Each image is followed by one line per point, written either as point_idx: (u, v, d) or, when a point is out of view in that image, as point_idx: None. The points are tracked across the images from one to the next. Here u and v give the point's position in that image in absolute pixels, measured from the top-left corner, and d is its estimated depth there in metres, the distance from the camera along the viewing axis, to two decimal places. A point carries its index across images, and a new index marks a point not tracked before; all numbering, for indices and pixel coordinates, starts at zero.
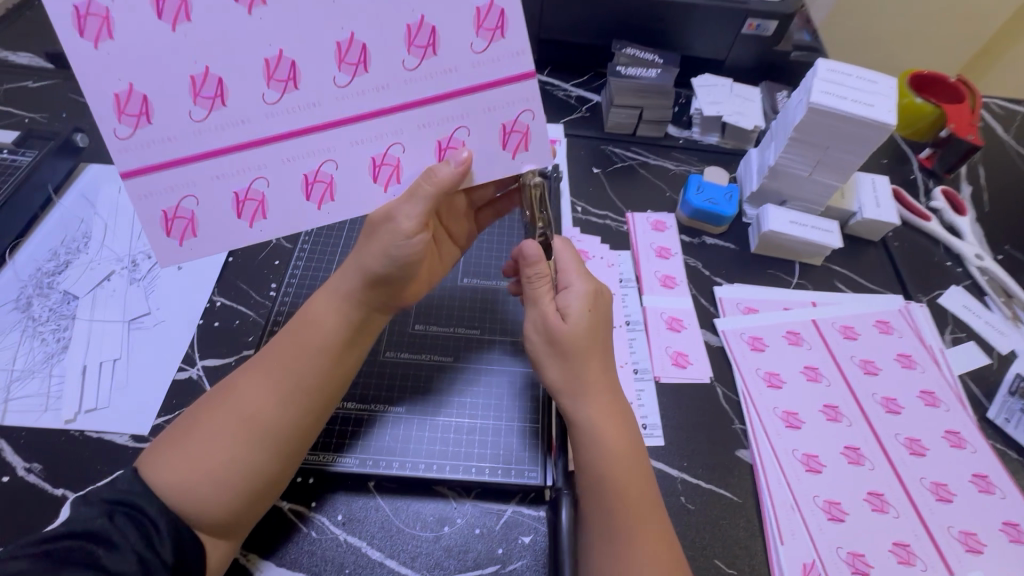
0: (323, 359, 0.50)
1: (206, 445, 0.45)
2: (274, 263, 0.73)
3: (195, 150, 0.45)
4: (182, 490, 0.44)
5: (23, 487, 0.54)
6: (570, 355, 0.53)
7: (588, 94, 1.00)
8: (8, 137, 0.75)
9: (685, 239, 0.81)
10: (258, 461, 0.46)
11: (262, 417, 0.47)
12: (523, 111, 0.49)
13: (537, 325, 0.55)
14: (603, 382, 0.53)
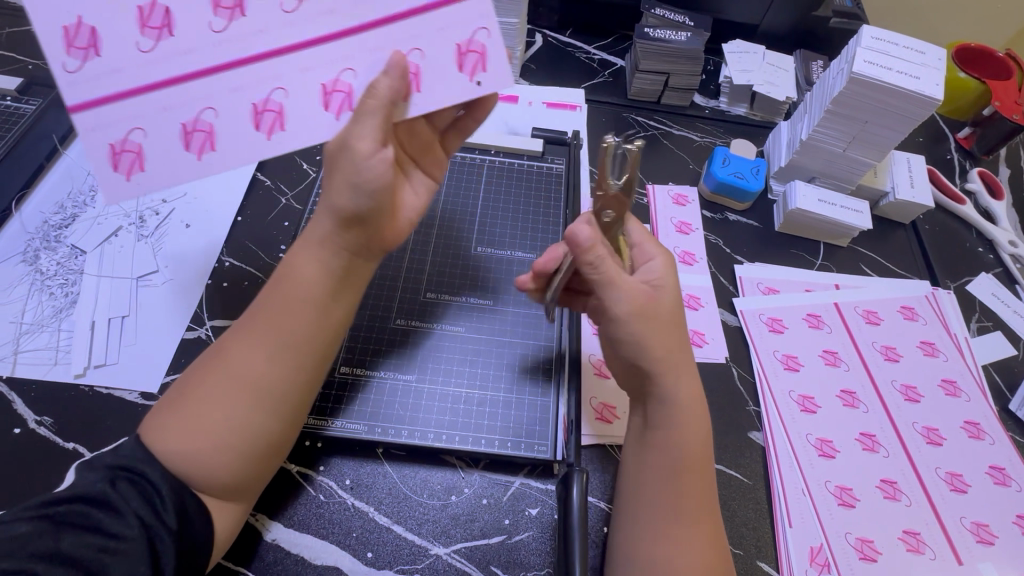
0: (312, 312, 0.47)
1: (201, 408, 0.44)
2: (284, 224, 0.71)
3: (142, 81, 0.44)
4: (183, 454, 0.43)
5: (34, 440, 0.55)
6: (655, 327, 0.49)
7: (611, 58, 0.95)
8: (12, 83, 0.73)
9: (707, 214, 0.78)
10: (255, 424, 0.45)
11: (254, 378, 0.45)
12: (473, 28, 0.47)
13: (622, 295, 0.49)
14: (684, 362, 0.50)
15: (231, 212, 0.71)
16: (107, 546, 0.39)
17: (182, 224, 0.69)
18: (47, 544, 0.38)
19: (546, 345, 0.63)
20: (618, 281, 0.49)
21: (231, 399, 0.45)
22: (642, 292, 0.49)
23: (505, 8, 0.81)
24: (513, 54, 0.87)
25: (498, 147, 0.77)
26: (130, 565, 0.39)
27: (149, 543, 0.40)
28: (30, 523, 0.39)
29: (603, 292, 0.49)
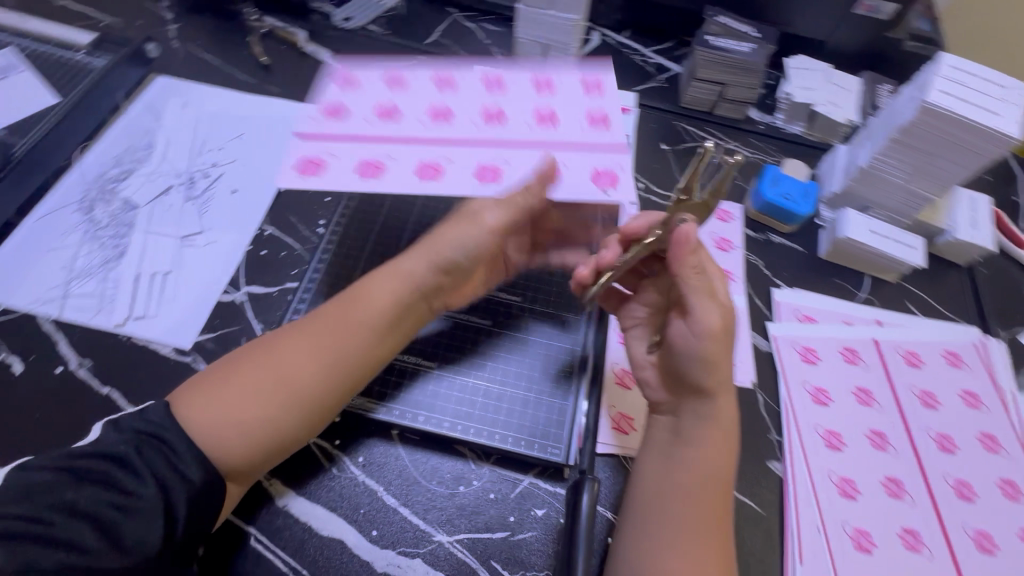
0: (369, 335, 0.52)
1: (242, 394, 0.48)
2: (325, 199, 0.72)
3: (359, 134, 0.61)
4: (211, 432, 0.46)
5: (73, 380, 0.57)
6: (726, 344, 0.52)
7: (668, 63, 0.93)
8: (86, 38, 0.76)
9: (750, 233, 0.76)
10: (286, 421, 0.49)
11: (298, 379, 0.49)
12: (614, 166, 0.61)
13: (713, 307, 0.52)
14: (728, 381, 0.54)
15: (277, 182, 0.73)
16: (122, 506, 0.42)
17: (229, 189, 0.71)
18: (64, 500, 0.41)
19: (570, 347, 0.62)
20: (706, 290, 0.52)
21: (273, 393, 0.49)
22: (725, 304, 0.53)
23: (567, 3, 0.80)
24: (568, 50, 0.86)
25: None
26: (145, 524, 0.42)
27: (163, 500, 0.43)
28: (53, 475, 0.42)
29: (694, 301, 0.52)
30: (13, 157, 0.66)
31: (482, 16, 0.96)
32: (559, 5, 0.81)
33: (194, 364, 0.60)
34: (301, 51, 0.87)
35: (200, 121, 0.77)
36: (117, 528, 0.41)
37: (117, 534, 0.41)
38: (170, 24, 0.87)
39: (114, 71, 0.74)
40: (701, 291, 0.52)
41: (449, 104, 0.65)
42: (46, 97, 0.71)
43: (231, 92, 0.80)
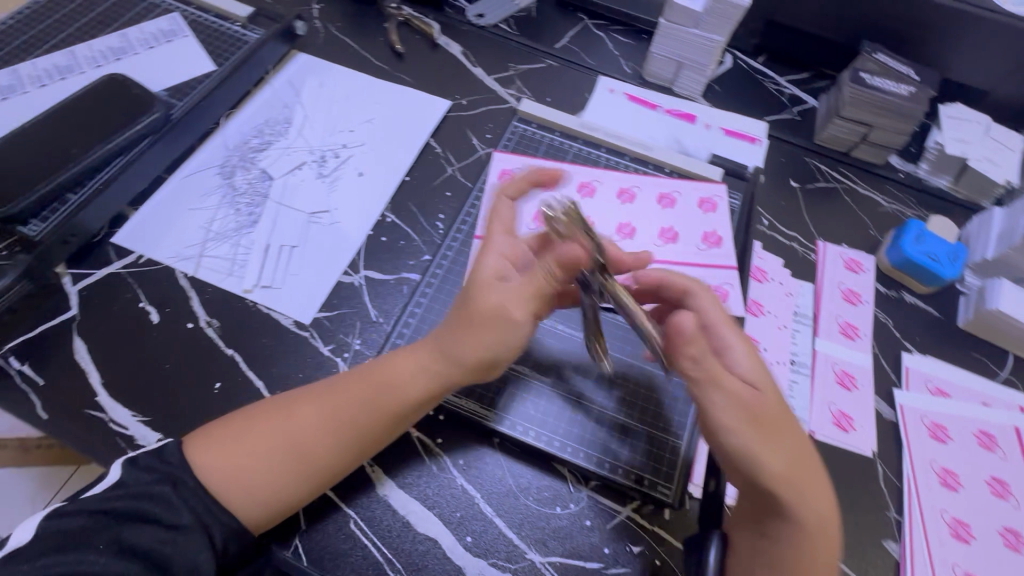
0: (384, 410, 0.48)
1: (255, 453, 0.46)
2: (446, 194, 0.73)
3: (520, 237, 0.65)
4: (222, 485, 0.45)
5: (201, 337, 0.61)
6: (768, 435, 0.44)
7: (804, 95, 0.88)
8: (244, 11, 0.80)
9: (882, 289, 0.71)
10: (292, 491, 0.47)
11: (307, 447, 0.47)
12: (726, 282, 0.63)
13: (732, 403, 0.44)
14: (804, 457, 0.45)
15: (401, 171, 0.74)
16: (162, 536, 0.43)
17: (356, 172, 0.73)
18: (108, 536, 0.42)
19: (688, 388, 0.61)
20: (725, 384, 0.45)
21: (283, 462, 0.47)
22: (748, 392, 0.45)
23: (710, 23, 0.76)
24: (703, 71, 0.83)
25: (673, 166, 0.71)
26: (185, 551, 0.43)
27: (200, 531, 0.44)
28: (85, 518, 0.43)
29: (701, 391, 0.46)
30: (171, 116, 0.69)
31: (613, 26, 0.94)
32: (702, 24, 0.77)
33: (311, 340, 0.61)
34: (433, 42, 0.88)
35: (335, 102, 0.79)
36: (165, 560, 0.43)
37: (169, 562, 0.43)
38: (314, 4, 0.90)
39: (266, 45, 0.77)
40: (720, 381, 0.45)
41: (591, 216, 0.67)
42: (202, 63, 0.75)
43: (364, 77, 0.82)
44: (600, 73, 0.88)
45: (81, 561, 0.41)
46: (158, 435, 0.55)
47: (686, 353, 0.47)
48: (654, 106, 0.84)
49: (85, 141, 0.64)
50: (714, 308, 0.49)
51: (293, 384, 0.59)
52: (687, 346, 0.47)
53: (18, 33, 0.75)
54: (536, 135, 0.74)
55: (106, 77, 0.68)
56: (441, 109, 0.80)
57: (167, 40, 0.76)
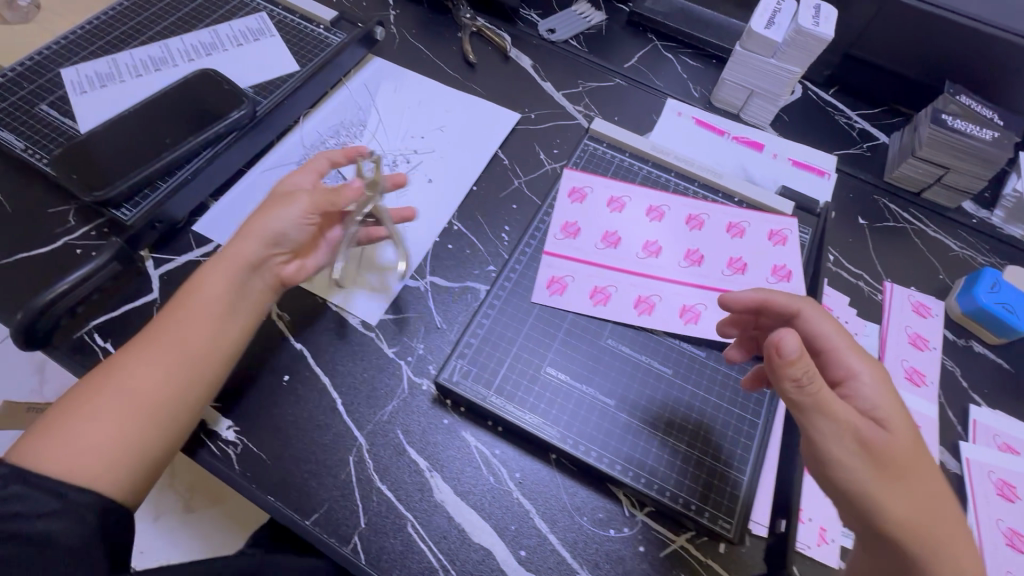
0: (214, 324, 0.54)
1: (98, 424, 0.48)
2: (512, 206, 0.73)
3: (588, 255, 0.66)
4: (71, 474, 0.45)
5: (272, 329, 0.62)
6: (888, 472, 0.44)
7: (875, 130, 0.87)
8: (328, 15, 0.82)
9: (950, 336, 0.69)
10: (151, 435, 0.49)
11: (155, 392, 0.50)
12: None
13: (847, 436, 0.44)
14: (934, 501, 0.45)
15: (469, 180, 0.75)
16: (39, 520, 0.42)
17: (426, 178, 0.74)
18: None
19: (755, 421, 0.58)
20: (833, 413, 0.44)
21: (134, 411, 0.49)
22: (871, 429, 0.45)
23: (789, 54, 0.75)
24: (774, 100, 0.82)
25: (743, 196, 0.71)
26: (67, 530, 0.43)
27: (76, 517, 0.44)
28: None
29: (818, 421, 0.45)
30: (257, 112, 0.72)
31: (682, 48, 0.94)
32: (779, 54, 0.76)
33: (376, 341, 0.63)
34: (504, 55, 0.89)
35: (408, 108, 0.81)
36: (51, 538, 0.42)
37: (56, 538, 0.42)
38: (391, 10, 0.92)
39: (347, 49, 0.80)
40: (836, 411, 0.44)
41: (660, 239, 0.67)
42: (286, 63, 0.77)
43: (437, 85, 0.84)
44: (668, 96, 0.88)
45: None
46: (228, 422, 0.57)
47: (789, 374, 0.44)
48: (722, 133, 0.84)
49: (178, 134, 0.67)
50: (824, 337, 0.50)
51: (358, 382, 0.60)
52: (789, 368, 0.44)
53: (118, 24, 0.79)
54: (605, 154, 0.74)
55: (201, 73, 0.72)
56: (511, 122, 0.81)
57: (255, 38, 0.79)
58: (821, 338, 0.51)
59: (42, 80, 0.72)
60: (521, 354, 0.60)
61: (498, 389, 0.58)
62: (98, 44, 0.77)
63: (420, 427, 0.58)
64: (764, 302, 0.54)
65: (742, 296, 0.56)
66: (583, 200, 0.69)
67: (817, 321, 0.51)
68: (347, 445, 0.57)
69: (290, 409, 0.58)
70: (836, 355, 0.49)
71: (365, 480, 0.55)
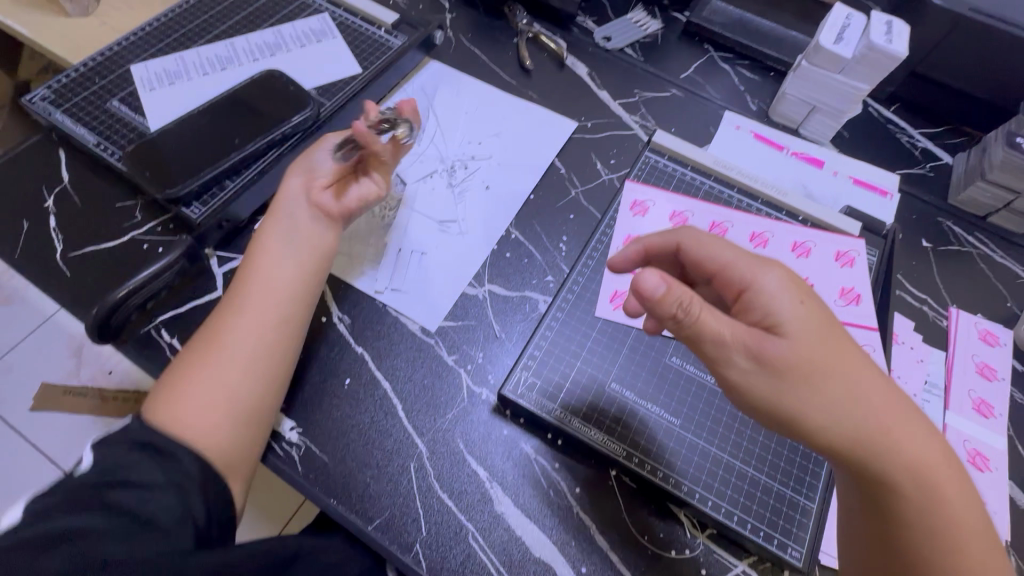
0: (286, 274, 0.58)
1: (201, 396, 0.51)
2: (570, 216, 0.73)
3: None
4: (187, 427, 0.50)
5: (333, 332, 0.63)
6: (796, 384, 0.42)
7: (938, 150, 0.84)
8: (389, 17, 0.82)
9: (1020, 367, 0.67)
10: (248, 379, 0.53)
11: (245, 344, 0.54)
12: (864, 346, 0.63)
13: (739, 352, 0.43)
14: (864, 396, 0.43)
15: (526, 188, 0.74)
16: (145, 495, 0.44)
17: (483, 185, 0.74)
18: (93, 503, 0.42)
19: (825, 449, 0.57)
20: (714, 337, 0.43)
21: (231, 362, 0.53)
22: (764, 340, 0.43)
23: (858, 70, 0.73)
24: (838, 116, 0.80)
25: (808, 215, 0.70)
26: (169, 504, 0.44)
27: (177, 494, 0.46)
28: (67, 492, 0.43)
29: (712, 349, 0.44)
30: (320, 114, 0.72)
31: (740, 60, 0.92)
32: (847, 70, 0.74)
33: (436, 348, 0.63)
34: (560, 61, 0.88)
35: (465, 113, 0.81)
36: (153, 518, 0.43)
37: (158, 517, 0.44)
38: (447, 13, 0.92)
39: (407, 52, 0.80)
40: (720, 333, 0.43)
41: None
42: (348, 65, 0.78)
43: (494, 90, 0.83)
44: (725, 108, 0.87)
45: (67, 524, 0.40)
46: (292, 424, 0.58)
47: (662, 307, 0.43)
48: (781, 148, 0.82)
49: (246, 133, 0.68)
50: (717, 249, 0.48)
51: (418, 389, 0.60)
52: (660, 306, 0.43)
53: (184, 21, 0.80)
54: (667, 167, 0.74)
55: (267, 73, 0.73)
56: (568, 131, 0.80)
57: (317, 40, 0.79)
58: (713, 258, 0.48)
59: (112, 76, 0.74)
60: (584, 370, 0.60)
61: (563, 404, 0.58)
62: (165, 41, 0.78)
63: (479, 437, 0.58)
64: (646, 249, 0.54)
65: (624, 258, 0.56)
66: (645, 213, 0.70)
67: (703, 244, 0.49)
68: (408, 452, 0.57)
69: (351, 413, 0.58)
70: (729, 269, 0.47)
71: (426, 488, 0.55)
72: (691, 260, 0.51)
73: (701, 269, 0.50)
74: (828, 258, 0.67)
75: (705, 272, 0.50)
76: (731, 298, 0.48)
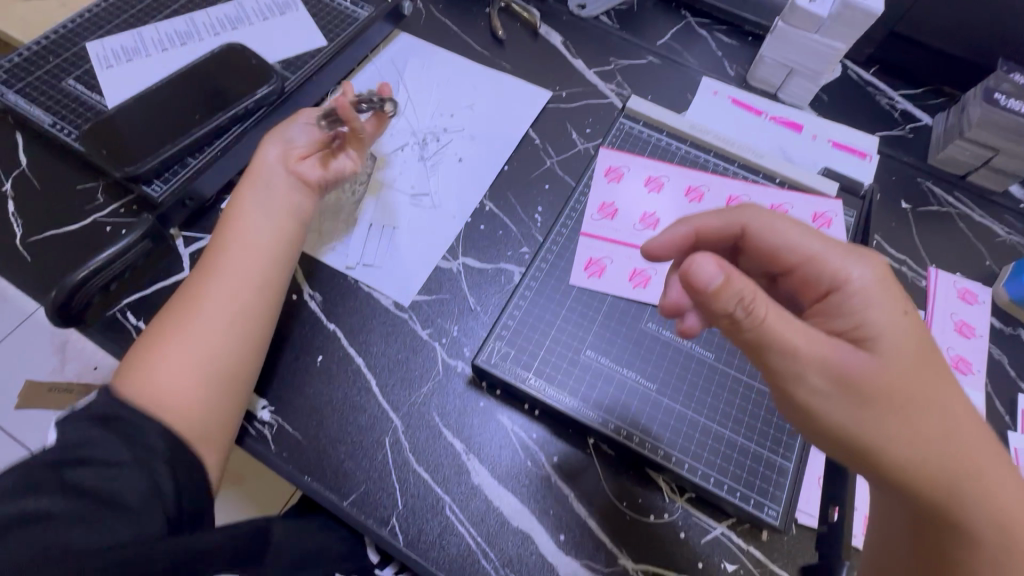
0: (254, 239, 0.57)
1: (176, 356, 0.51)
2: (545, 186, 0.71)
3: (626, 238, 0.65)
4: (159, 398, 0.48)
5: (304, 309, 0.62)
6: (877, 406, 0.40)
7: (918, 111, 0.83)
8: None
9: (997, 325, 0.67)
10: (223, 348, 0.52)
11: (217, 313, 0.53)
12: None
13: (817, 371, 0.40)
14: (946, 420, 0.40)
15: (500, 160, 0.73)
16: (107, 472, 0.42)
17: (456, 157, 0.72)
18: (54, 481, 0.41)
19: None
20: (784, 347, 0.40)
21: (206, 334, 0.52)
22: (842, 354, 0.40)
23: (835, 29, 0.72)
24: (815, 78, 0.79)
25: (785, 177, 0.70)
26: (136, 484, 0.43)
27: (144, 471, 0.44)
28: (27, 471, 0.41)
29: (779, 362, 0.41)
30: (285, 88, 0.70)
31: (718, 25, 0.90)
32: (824, 29, 0.73)
33: (409, 323, 0.62)
34: (534, 30, 0.85)
35: (436, 85, 0.79)
36: (118, 498, 0.42)
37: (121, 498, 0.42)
38: None
39: (375, 23, 0.78)
40: (796, 346, 0.40)
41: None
42: (312, 38, 0.75)
43: (466, 61, 0.81)
44: (703, 74, 0.85)
45: (23, 504, 0.39)
46: (264, 403, 0.56)
47: (722, 305, 0.40)
48: (760, 112, 0.81)
49: (207, 109, 0.66)
50: (794, 239, 0.47)
51: (392, 364, 0.59)
52: (717, 301, 0.40)
53: None
54: (642, 134, 0.72)
55: (227, 46, 0.70)
56: (542, 101, 0.79)
57: (281, 12, 0.77)
58: (796, 247, 0.47)
59: (68, 53, 0.71)
60: (561, 339, 0.59)
61: (539, 373, 0.57)
62: (123, 16, 0.75)
63: (455, 410, 0.57)
64: (697, 231, 0.52)
65: (665, 241, 0.53)
66: (620, 179, 0.68)
67: (777, 231, 0.48)
68: (383, 426, 0.56)
69: (323, 389, 0.58)
70: (816, 263, 0.46)
71: (402, 462, 0.55)
72: (755, 245, 0.50)
73: (779, 259, 0.48)
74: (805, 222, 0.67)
75: (785, 265, 0.48)
76: (814, 300, 0.47)
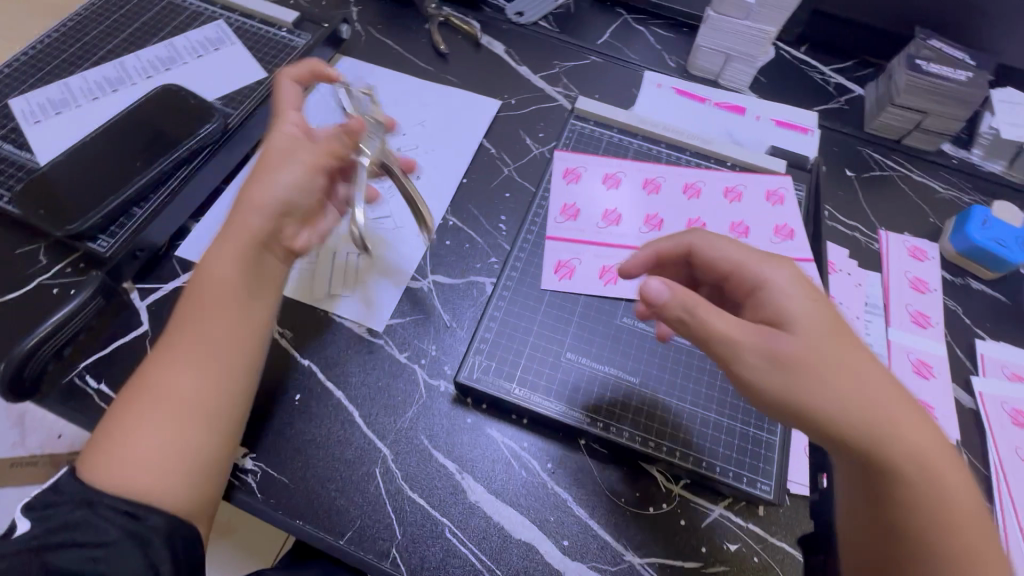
0: (235, 304, 0.48)
1: (144, 440, 0.42)
2: (506, 195, 0.72)
3: (590, 237, 0.66)
4: (127, 485, 0.41)
5: (275, 349, 0.60)
6: (806, 377, 0.39)
7: (849, 83, 0.87)
8: (289, 16, 0.79)
9: (947, 277, 0.71)
10: (198, 434, 0.44)
11: (186, 394, 0.44)
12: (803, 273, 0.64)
13: (751, 351, 0.41)
14: (876, 393, 0.39)
15: (458, 173, 0.73)
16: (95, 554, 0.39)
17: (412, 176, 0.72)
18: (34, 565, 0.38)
19: None
20: (724, 338, 0.41)
21: (173, 416, 0.44)
22: (772, 337, 0.41)
23: (764, 14, 0.75)
24: (752, 62, 0.82)
25: (735, 159, 0.72)
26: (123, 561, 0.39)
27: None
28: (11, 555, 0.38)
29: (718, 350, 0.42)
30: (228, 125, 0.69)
31: (653, 19, 0.93)
32: (753, 15, 0.75)
33: (385, 348, 0.61)
34: (475, 41, 0.86)
35: (384, 106, 0.78)
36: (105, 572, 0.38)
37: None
38: (352, 6, 0.88)
39: (314, 50, 0.77)
40: (730, 334, 0.41)
41: (659, 211, 0.68)
42: (252, 71, 0.74)
43: (411, 79, 0.81)
44: (645, 67, 0.87)
45: None
46: (244, 450, 0.54)
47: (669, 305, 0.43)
48: (703, 100, 0.83)
49: (148, 155, 0.63)
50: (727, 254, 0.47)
51: (373, 392, 0.58)
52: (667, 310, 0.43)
53: (64, 46, 0.74)
54: (594, 133, 0.74)
55: (162, 88, 0.68)
56: (492, 110, 0.79)
57: (215, 48, 0.75)
58: (727, 257, 0.47)
59: None
60: (538, 345, 0.59)
61: (521, 382, 0.57)
62: (45, 68, 0.72)
63: (443, 430, 0.57)
64: (658, 254, 0.53)
65: (637, 263, 0.54)
66: (578, 180, 0.69)
67: (714, 245, 0.48)
68: (372, 457, 0.55)
69: (305, 428, 0.56)
70: (743, 268, 0.46)
71: (395, 491, 0.53)
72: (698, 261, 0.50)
73: (717, 271, 0.49)
74: (759, 200, 0.69)
75: (719, 274, 0.48)
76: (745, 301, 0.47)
